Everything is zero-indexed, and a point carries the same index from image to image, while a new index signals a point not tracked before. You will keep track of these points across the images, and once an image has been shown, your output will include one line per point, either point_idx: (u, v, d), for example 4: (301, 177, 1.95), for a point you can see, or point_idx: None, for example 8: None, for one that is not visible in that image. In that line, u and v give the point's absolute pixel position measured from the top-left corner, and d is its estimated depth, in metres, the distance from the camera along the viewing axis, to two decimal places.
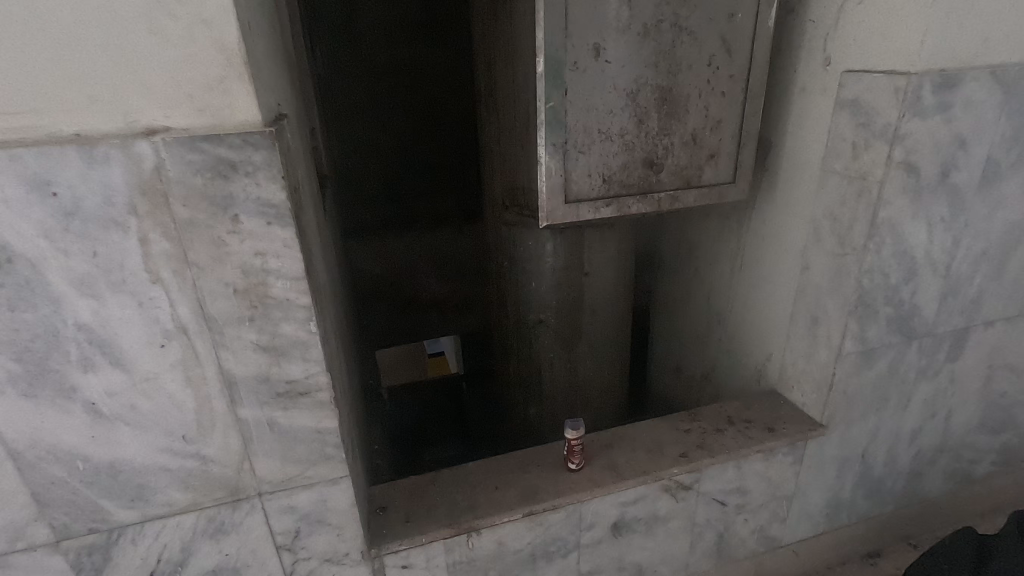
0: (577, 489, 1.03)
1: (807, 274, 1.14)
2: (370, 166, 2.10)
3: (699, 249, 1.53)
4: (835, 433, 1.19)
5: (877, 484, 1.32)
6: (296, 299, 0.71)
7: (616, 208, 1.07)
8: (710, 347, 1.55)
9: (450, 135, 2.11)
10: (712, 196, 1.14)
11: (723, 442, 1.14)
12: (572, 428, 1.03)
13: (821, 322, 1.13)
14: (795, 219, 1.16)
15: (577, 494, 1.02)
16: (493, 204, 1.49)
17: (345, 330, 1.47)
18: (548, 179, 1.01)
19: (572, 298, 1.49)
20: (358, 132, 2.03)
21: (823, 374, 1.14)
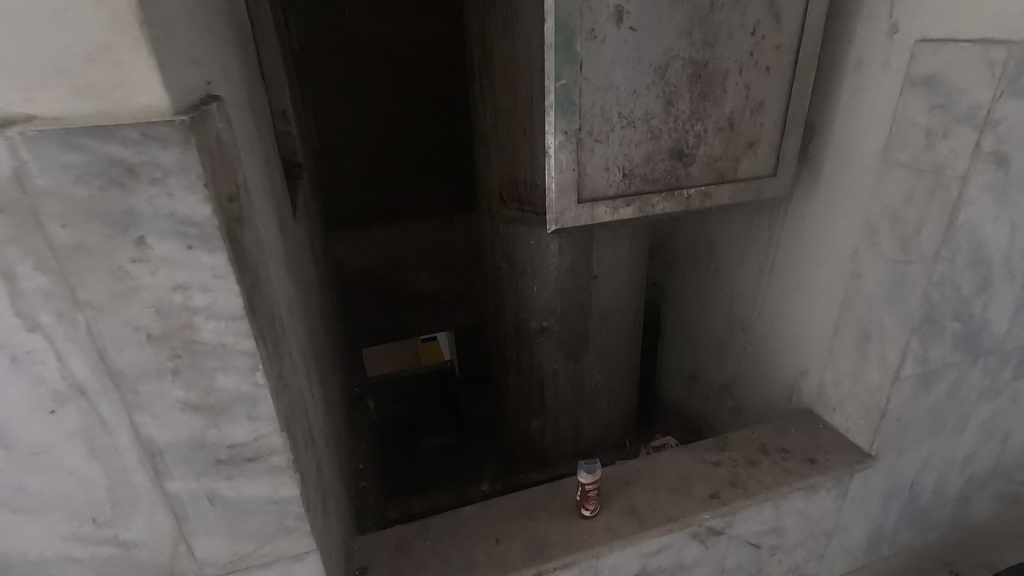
0: (592, 542, 0.88)
1: (857, 283, 0.98)
2: (354, 152, 1.90)
3: (720, 247, 1.37)
4: (884, 463, 1.04)
5: (922, 512, 1.18)
6: (235, 345, 0.54)
7: (638, 208, 0.90)
8: (732, 357, 1.39)
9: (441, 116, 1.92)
10: (749, 192, 0.97)
11: (759, 478, 0.99)
12: (587, 471, 0.88)
13: (873, 339, 0.97)
14: (843, 218, 0.99)
15: (593, 548, 0.87)
16: (488, 197, 1.31)
17: (322, 342, 1.30)
18: (558, 174, 0.84)
19: (578, 304, 1.33)
20: (340, 115, 1.84)
21: (873, 399, 0.99)
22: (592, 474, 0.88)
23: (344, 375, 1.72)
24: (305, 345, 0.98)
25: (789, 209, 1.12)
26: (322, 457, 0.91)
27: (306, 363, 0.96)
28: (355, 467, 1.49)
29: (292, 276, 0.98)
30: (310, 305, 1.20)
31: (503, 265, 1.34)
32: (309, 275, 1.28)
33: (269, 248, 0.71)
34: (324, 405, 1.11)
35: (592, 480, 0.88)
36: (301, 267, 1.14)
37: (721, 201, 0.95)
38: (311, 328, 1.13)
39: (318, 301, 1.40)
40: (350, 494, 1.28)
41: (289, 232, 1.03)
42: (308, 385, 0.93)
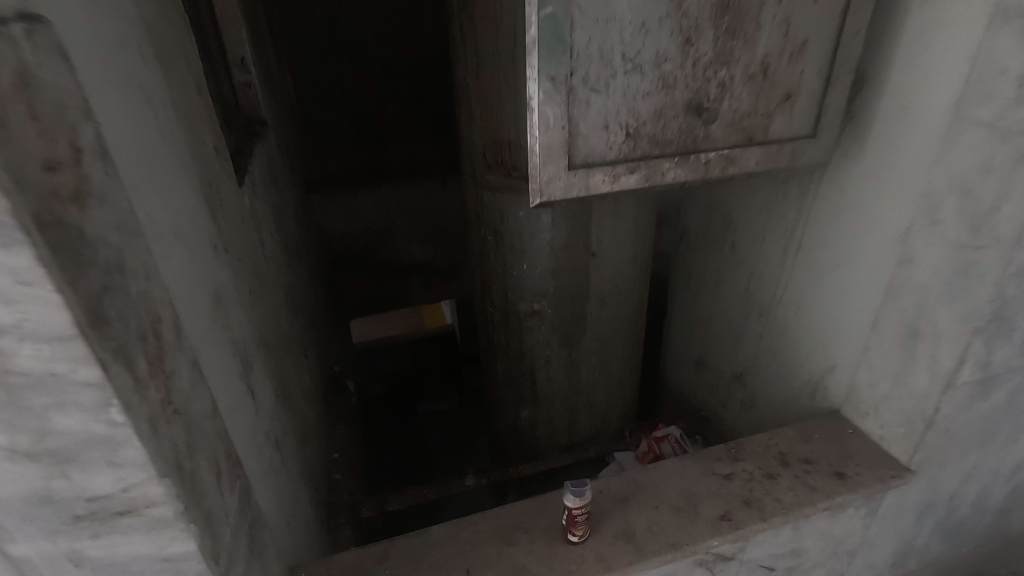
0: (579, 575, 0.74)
1: (908, 270, 0.81)
2: (336, 110, 1.92)
3: (739, 220, 1.19)
4: (923, 477, 0.89)
5: (958, 526, 1.04)
6: (70, 372, 0.39)
7: (645, 175, 0.73)
8: (747, 344, 1.24)
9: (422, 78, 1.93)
10: (782, 157, 0.79)
11: (777, 497, 0.84)
12: (575, 493, 0.74)
13: (922, 337, 0.81)
14: (893, 191, 0.82)
15: None
16: (472, 161, 1.14)
17: (282, 326, 1.15)
18: (546, 132, 0.66)
19: (574, 284, 1.17)
20: (322, 74, 1.87)
21: (918, 405, 0.84)
22: (581, 498, 0.74)
23: (321, 354, 1.59)
24: (245, 338, 0.83)
25: (825, 178, 0.94)
26: (260, 472, 0.77)
27: (245, 360, 0.81)
28: (329, 457, 1.37)
29: (228, 256, 0.82)
30: (263, 285, 1.04)
31: (490, 239, 1.17)
32: (266, 250, 1.13)
33: (171, 225, 0.60)
34: (277, 401, 0.97)
35: (581, 504, 0.75)
36: (249, 243, 0.98)
37: (748, 169, 0.77)
38: (261, 314, 0.98)
39: (280, 278, 1.24)
40: (316, 492, 1.15)
41: (227, 204, 0.87)
42: (245, 387, 0.78)
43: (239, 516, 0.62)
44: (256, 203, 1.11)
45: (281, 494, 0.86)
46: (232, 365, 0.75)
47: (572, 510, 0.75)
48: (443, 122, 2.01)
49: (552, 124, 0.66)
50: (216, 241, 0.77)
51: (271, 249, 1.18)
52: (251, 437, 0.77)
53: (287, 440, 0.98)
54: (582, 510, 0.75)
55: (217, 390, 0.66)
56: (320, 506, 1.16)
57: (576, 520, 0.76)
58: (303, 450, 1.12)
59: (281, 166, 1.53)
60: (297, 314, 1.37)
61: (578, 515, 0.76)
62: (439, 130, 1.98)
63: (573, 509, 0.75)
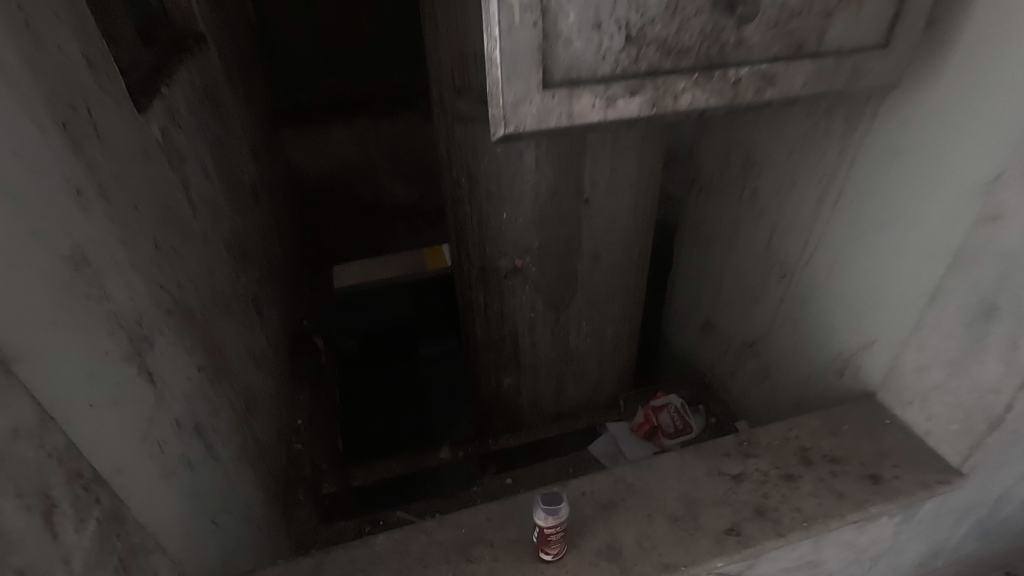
0: None
1: (993, 232, 0.63)
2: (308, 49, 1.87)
3: (763, 162, 0.99)
4: (973, 481, 0.74)
5: (997, 524, 0.89)
6: None
7: (650, 98, 0.53)
8: (764, 309, 1.07)
9: (394, 9, 1.84)
10: (839, 77, 0.58)
11: (797, 506, 0.69)
12: (548, 512, 0.60)
13: (1000, 317, 0.64)
14: (979, 127, 0.62)
15: None
16: (439, 86, 0.92)
17: (219, 284, 0.98)
18: (510, 31, 0.46)
19: (563, 238, 0.99)
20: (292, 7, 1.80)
21: (980, 400, 0.68)
22: (557, 517, 0.60)
23: (283, 310, 1.43)
24: (141, 309, 0.66)
25: (882, 110, 0.74)
26: (157, 476, 0.63)
27: (141, 337, 0.65)
28: (290, 425, 1.24)
29: (110, 205, 0.64)
30: (185, 238, 0.86)
31: (462, 183, 0.97)
32: (193, 194, 0.94)
33: None
34: (203, 379, 0.81)
35: (557, 524, 0.60)
36: (158, 188, 0.79)
37: (792, 92, 0.57)
38: (178, 274, 0.81)
39: (221, 226, 1.06)
40: (266, 471, 1.02)
41: (111, 136, 0.67)
42: (135, 373, 0.62)
43: (88, 553, 0.49)
44: (177, 136, 0.91)
45: (199, 491, 0.72)
46: (109, 348, 0.58)
47: (546, 529, 0.61)
48: (417, 56, 1.94)
49: (520, 20, 0.46)
50: (81, 185, 0.58)
51: (203, 193, 0.99)
52: (144, 435, 0.61)
53: (217, 423, 0.83)
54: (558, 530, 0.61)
55: (66, 388, 0.50)
56: (271, 486, 1.03)
57: (549, 539, 0.62)
58: (249, 427, 0.98)
59: (229, 92, 1.32)
60: (248, 268, 1.20)
61: (552, 535, 0.61)
62: (415, 69, 1.96)
63: (547, 528, 0.61)
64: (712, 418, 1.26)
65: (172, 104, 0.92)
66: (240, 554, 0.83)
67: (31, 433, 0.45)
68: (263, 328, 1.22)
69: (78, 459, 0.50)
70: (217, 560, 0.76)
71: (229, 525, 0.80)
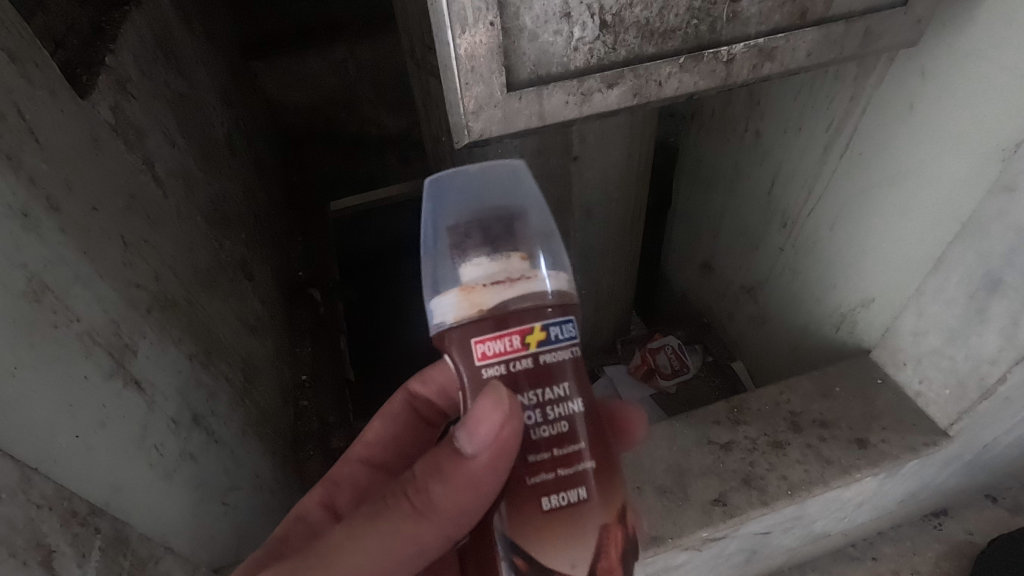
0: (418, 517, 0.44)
1: (1008, 203, 0.57)
2: None
3: (770, 103, 0.91)
4: (960, 439, 0.75)
5: (979, 461, 0.90)
6: None
7: (631, 88, 0.47)
8: (763, 256, 1.04)
9: None
10: (850, 41, 0.50)
11: (783, 474, 0.72)
12: (486, 266, 0.41)
13: (1004, 292, 0.60)
14: (1008, 77, 0.56)
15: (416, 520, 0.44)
16: (409, 38, 0.83)
17: (201, 259, 0.96)
18: (463, 32, 0.40)
19: (553, 196, 0.93)
20: None
21: (975, 369, 0.66)
22: (505, 267, 0.41)
23: (275, 265, 1.41)
24: (116, 319, 0.64)
25: (900, 56, 0.66)
26: (157, 480, 0.64)
27: (122, 349, 0.64)
28: (296, 382, 1.27)
29: (63, 215, 0.59)
30: (156, 223, 0.82)
31: (444, 142, 0.90)
32: (159, 170, 0.88)
33: None
34: (197, 367, 0.82)
35: (509, 274, 0.40)
36: (115, 176, 0.73)
37: (794, 63, 0.50)
38: (154, 265, 0.77)
39: (195, 196, 1.01)
40: (274, 434, 1.07)
41: (52, 136, 0.61)
42: (122, 387, 0.62)
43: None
44: (129, 107, 0.84)
45: (202, 479, 0.75)
46: (89, 371, 0.57)
47: (485, 344, 0.40)
48: None
49: (473, 19, 0.40)
50: (28, 207, 0.53)
51: (169, 163, 0.93)
52: (139, 444, 0.62)
53: (217, 405, 0.85)
54: (549, 316, 0.41)
55: (40, 426, 0.49)
56: (280, 448, 1.08)
57: (542, 362, 0.41)
58: (252, 397, 1.00)
59: (187, 35, 1.21)
60: (233, 232, 1.17)
61: (536, 348, 0.40)
62: None
63: (493, 355, 0.40)
64: (709, 356, 1.24)
65: (120, 73, 0.84)
66: (254, 526, 0.88)
67: (16, 490, 0.46)
68: (257, 291, 1.21)
69: (71, 500, 0.52)
70: (229, 536, 0.80)
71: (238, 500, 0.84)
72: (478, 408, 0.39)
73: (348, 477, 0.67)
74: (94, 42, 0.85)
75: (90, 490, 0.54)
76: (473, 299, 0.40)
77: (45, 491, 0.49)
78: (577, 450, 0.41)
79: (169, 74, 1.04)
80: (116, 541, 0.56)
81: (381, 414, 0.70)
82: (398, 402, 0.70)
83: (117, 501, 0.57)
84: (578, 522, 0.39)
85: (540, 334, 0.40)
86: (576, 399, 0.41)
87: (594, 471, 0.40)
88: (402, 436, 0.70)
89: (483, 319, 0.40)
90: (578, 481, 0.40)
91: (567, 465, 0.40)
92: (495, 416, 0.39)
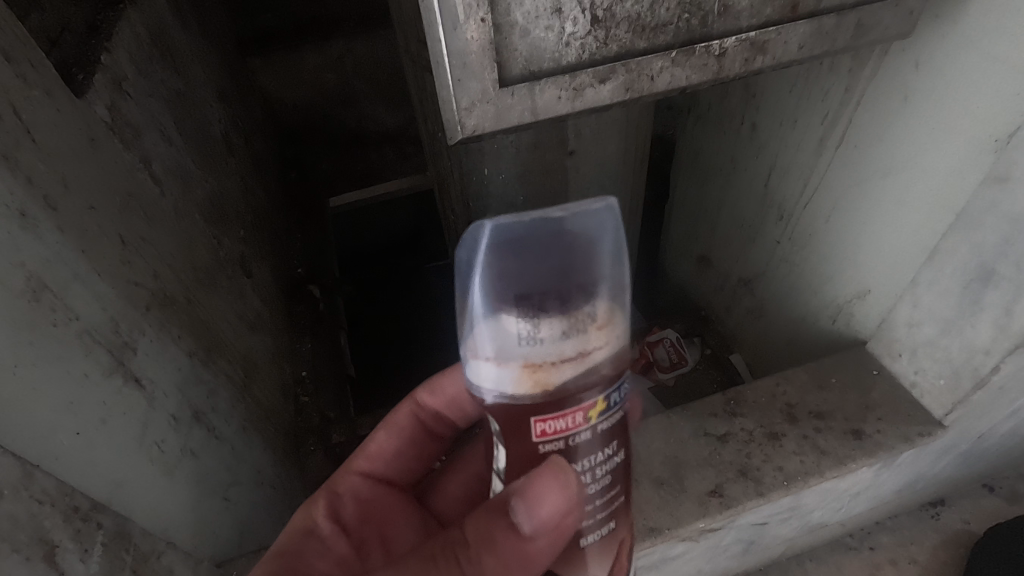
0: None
1: (1000, 194, 0.58)
2: None
3: (766, 96, 0.92)
4: (955, 429, 0.75)
5: (975, 451, 0.91)
6: None
7: (623, 82, 0.47)
8: (760, 248, 1.04)
9: None
10: (841, 34, 0.50)
11: (779, 465, 0.72)
12: (557, 336, 0.37)
13: (998, 283, 0.60)
14: (1000, 69, 0.56)
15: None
16: (404, 34, 0.83)
17: (200, 256, 0.96)
18: (454, 30, 0.41)
19: (551, 192, 0.92)
20: None
21: (970, 359, 0.66)
22: (577, 344, 0.37)
23: (274, 262, 1.42)
24: (115, 318, 0.64)
25: (894, 48, 0.66)
26: (159, 477, 0.65)
27: (122, 347, 0.64)
28: (296, 378, 1.28)
29: (60, 215, 0.59)
30: (154, 221, 0.82)
31: (439, 137, 0.90)
32: (156, 168, 0.89)
33: None
34: (197, 363, 0.82)
35: (580, 353, 0.37)
36: (113, 175, 0.73)
37: (786, 56, 0.50)
38: (153, 263, 0.78)
39: (193, 194, 1.01)
40: (275, 430, 1.07)
41: (49, 136, 0.61)
42: (122, 384, 0.62)
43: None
44: (125, 105, 0.84)
45: (203, 475, 0.75)
46: (89, 368, 0.57)
47: (543, 422, 0.39)
48: None
49: (464, 17, 0.40)
50: (25, 207, 0.53)
51: (167, 162, 0.94)
52: (139, 441, 0.63)
53: (217, 402, 0.85)
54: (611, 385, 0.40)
55: (40, 423, 0.50)
56: (281, 444, 1.08)
57: (599, 428, 0.40)
58: (252, 394, 1.01)
59: (182, 32, 1.21)
60: (231, 230, 1.17)
61: (596, 418, 0.40)
62: None
63: (554, 431, 0.39)
64: (707, 349, 1.25)
65: (116, 72, 0.84)
66: (255, 521, 0.89)
67: (17, 487, 0.47)
68: (256, 288, 1.21)
69: (72, 495, 0.52)
70: (232, 531, 0.81)
71: (240, 495, 0.85)
72: (543, 492, 0.39)
73: (350, 490, 0.68)
74: (90, 41, 0.85)
75: (90, 487, 0.54)
76: (539, 380, 0.37)
77: (46, 488, 0.50)
78: (615, 494, 0.44)
79: (165, 72, 1.04)
80: (118, 536, 0.57)
81: (386, 428, 0.72)
82: (404, 418, 0.73)
83: (118, 497, 0.58)
84: (606, 550, 0.45)
85: (602, 405, 0.40)
86: (618, 453, 0.43)
87: (623, 510, 0.45)
88: (406, 451, 0.73)
89: (547, 400, 0.38)
90: (610, 520, 0.44)
91: (604, 510, 0.44)
92: (562, 499, 0.39)
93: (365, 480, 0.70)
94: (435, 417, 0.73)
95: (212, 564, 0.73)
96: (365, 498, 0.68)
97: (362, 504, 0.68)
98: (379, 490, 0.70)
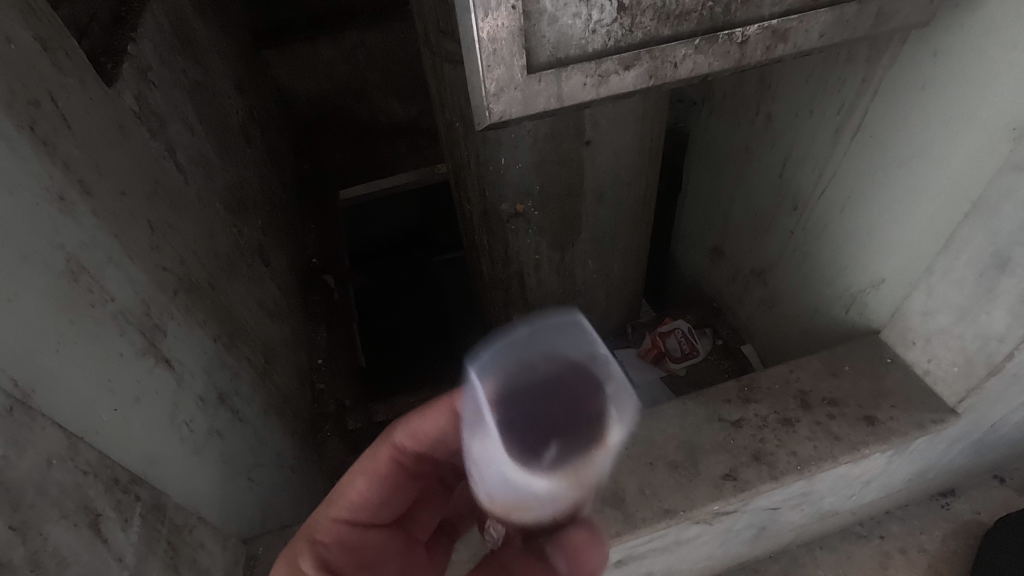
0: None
1: (1017, 181, 0.58)
2: None
3: (783, 86, 0.92)
4: (968, 416, 0.75)
5: (985, 441, 0.91)
6: None
7: (647, 69, 0.48)
8: (773, 239, 1.05)
9: None
10: (862, 22, 0.51)
11: (793, 450, 0.73)
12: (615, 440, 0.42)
13: (1013, 270, 0.61)
14: (1017, 58, 0.56)
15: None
16: (423, 24, 0.84)
17: (221, 244, 0.98)
18: (486, 16, 0.42)
19: (565, 182, 0.94)
20: None
21: (983, 346, 0.67)
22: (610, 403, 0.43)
23: (290, 252, 1.44)
24: (146, 300, 0.66)
25: (913, 39, 0.67)
26: (188, 454, 0.67)
27: (152, 328, 0.66)
28: (312, 365, 1.30)
29: (95, 199, 0.61)
30: (179, 209, 0.84)
31: (456, 126, 0.91)
32: (180, 157, 0.90)
33: None
34: (221, 348, 0.84)
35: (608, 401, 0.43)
36: (141, 162, 0.75)
37: (807, 45, 0.51)
38: (179, 249, 0.80)
39: (213, 182, 1.03)
40: (293, 415, 1.09)
41: (82, 122, 0.63)
42: (154, 365, 0.64)
43: (138, 546, 0.54)
44: (151, 96, 0.86)
45: (228, 456, 0.77)
46: (124, 348, 0.59)
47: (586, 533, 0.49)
48: None
49: (495, 3, 0.41)
50: (63, 191, 0.55)
51: (190, 151, 0.95)
52: (170, 419, 0.65)
53: (240, 386, 0.87)
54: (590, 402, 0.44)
55: (83, 398, 0.52)
56: (299, 428, 1.10)
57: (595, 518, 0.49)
58: (272, 379, 1.03)
59: (201, 23, 1.22)
60: (249, 219, 1.19)
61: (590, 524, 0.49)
62: None
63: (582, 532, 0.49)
64: (719, 339, 1.26)
65: (142, 62, 0.86)
66: (277, 501, 0.91)
67: (64, 457, 0.48)
68: (273, 277, 1.23)
69: (113, 468, 0.54)
70: (256, 513, 0.82)
71: (260, 477, 0.86)
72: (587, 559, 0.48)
73: (335, 539, 0.58)
74: (116, 32, 0.86)
75: (130, 461, 0.57)
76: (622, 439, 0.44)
77: (91, 459, 0.51)
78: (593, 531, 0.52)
79: (186, 63, 1.06)
80: (154, 509, 0.58)
81: (365, 474, 0.61)
82: (382, 461, 0.62)
83: (153, 472, 0.60)
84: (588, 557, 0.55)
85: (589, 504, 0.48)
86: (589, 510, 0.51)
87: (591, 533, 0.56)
88: (388, 496, 0.63)
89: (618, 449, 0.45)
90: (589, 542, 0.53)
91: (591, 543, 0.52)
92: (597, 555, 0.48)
93: (351, 528, 0.59)
94: (417, 458, 0.64)
95: (239, 541, 0.75)
96: (352, 546, 0.59)
97: (353, 549, 0.58)
98: (367, 533, 0.60)
